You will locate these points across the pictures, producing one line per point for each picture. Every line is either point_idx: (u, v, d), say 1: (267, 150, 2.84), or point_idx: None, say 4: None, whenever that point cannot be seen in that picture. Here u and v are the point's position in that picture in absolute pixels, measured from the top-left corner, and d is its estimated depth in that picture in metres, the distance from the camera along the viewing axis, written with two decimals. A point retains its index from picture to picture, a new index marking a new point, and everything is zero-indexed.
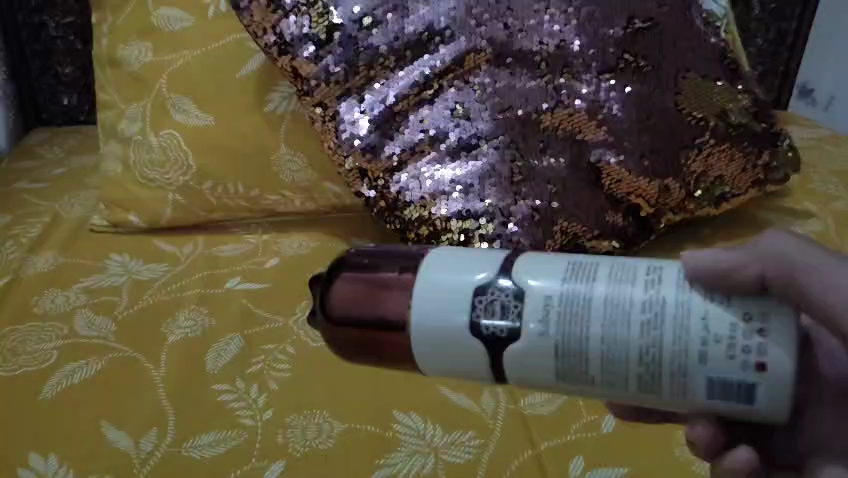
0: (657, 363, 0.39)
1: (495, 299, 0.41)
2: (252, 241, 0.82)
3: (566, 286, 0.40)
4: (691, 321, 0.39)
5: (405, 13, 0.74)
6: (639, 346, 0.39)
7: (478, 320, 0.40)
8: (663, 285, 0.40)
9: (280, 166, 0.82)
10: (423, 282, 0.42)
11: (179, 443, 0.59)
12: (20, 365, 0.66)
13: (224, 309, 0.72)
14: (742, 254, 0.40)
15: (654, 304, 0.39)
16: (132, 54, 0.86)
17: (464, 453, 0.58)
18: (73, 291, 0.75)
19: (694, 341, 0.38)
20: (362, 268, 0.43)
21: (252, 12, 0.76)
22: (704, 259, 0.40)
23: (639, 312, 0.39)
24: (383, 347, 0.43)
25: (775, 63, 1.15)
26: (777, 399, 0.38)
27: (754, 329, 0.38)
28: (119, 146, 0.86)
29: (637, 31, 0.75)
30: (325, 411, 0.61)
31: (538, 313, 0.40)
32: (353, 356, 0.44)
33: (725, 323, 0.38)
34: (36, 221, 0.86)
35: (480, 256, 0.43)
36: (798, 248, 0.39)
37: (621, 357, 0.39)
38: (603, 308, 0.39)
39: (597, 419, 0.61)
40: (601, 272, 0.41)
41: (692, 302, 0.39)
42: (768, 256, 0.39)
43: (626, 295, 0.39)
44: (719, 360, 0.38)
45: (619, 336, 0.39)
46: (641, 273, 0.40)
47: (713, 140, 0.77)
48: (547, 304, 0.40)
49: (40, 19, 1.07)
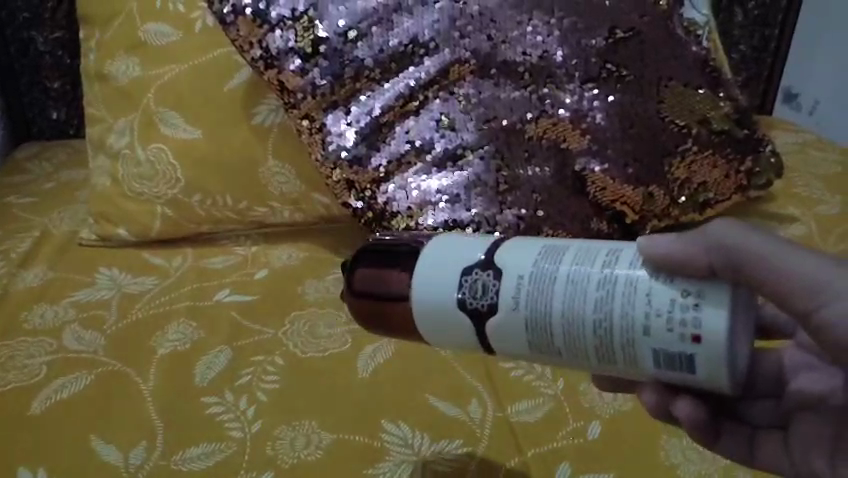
0: (611, 335, 0.43)
1: (477, 278, 0.46)
2: (241, 253, 0.83)
3: (536, 266, 0.45)
4: (638, 296, 0.43)
5: (390, 26, 0.75)
6: (594, 319, 0.43)
7: (465, 299, 0.45)
8: (618, 264, 0.44)
9: (268, 177, 0.82)
10: (422, 262, 0.47)
11: (169, 456, 0.60)
12: (10, 381, 0.66)
13: (213, 321, 0.72)
14: (693, 244, 0.43)
15: (608, 281, 0.43)
16: (120, 68, 0.87)
17: (452, 461, 0.59)
18: (62, 306, 0.75)
19: (639, 316, 0.42)
20: (377, 251, 0.49)
21: (238, 26, 0.76)
22: (655, 246, 0.43)
23: (594, 288, 0.43)
24: (390, 318, 0.49)
25: (759, 68, 1.16)
26: (715, 367, 0.42)
27: (691, 303, 0.42)
28: (107, 161, 0.87)
29: (618, 41, 0.76)
30: (315, 422, 0.62)
31: (511, 291, 0.45)
32: (370, 326, 0.50)
33: (666, 299, 0.42)
34: (26, 235, 0.86)
35: (472, 241, 0.48)
36: (745, 237, 0.42)
37: (579, 331, 0.44)
38: (564, 284, 0.44)
39: (584, 425, 0.61)
40: (567, 253, 0.45)
41: (640, 281, 0.43)
42: (716, 246, 0.42)
43: (585, 273, 0.44)
44: (661, 333, 0.42)
45: (577, 310, 0.43)
46: (601, 254, 0.44)
47: (696, 147, 0.78)
48: (519, 282, 0.45)
49: (28, 34, 1.07)
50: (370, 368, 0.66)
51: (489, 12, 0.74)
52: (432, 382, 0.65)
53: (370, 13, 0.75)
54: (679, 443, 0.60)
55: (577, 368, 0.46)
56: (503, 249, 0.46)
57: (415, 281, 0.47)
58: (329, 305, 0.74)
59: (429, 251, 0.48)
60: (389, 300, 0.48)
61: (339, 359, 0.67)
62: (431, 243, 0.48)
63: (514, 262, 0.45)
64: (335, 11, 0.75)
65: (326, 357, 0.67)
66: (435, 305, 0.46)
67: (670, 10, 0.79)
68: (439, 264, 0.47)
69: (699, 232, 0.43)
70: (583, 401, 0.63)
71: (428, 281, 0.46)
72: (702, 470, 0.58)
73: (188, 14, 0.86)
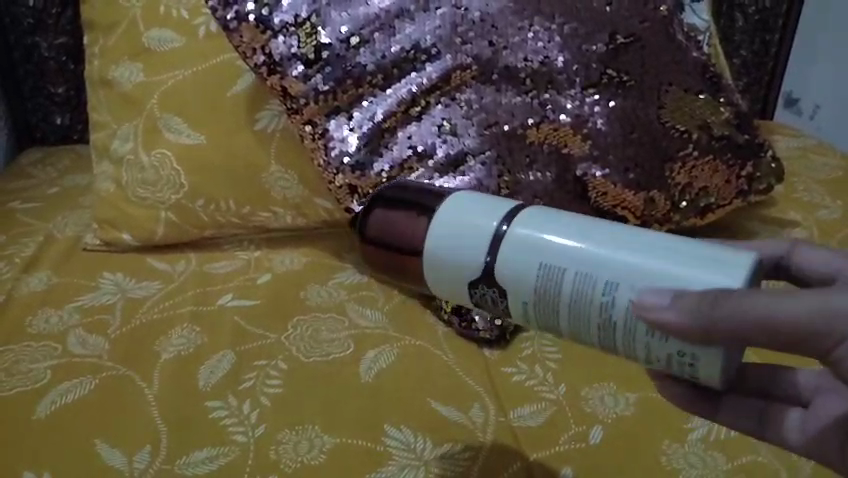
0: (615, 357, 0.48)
1: (485, 293, 0.50)
2: (244, 258, 0.83)
3: (537, 298, 0.48)
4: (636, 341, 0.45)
5: (392, 32, 0.75)
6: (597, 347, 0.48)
7: (478, 303, 0.51)
8: (614, 306, 0.45)
9: (271, 182, 0.82)
10: (428, 252, 0.51)
11: (172, 460, 0.60)
12: (14, 385, 0.67)
13: (216, 326, 0.72)
14: (687, 317, 0.40)
15: (606, 322, 0.46)
16: (124, 74, 0.88)
17: (454, 466, 0.59)
18: (66, 311, 0.75)
19: (639, 352, 0.46)
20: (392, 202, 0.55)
21: (241, 32, 0.77)
22: (652, 316, 0.42)
23: (595, 329, 0.46)
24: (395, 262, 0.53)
25: (760, 73, 1.17)
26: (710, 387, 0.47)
27: (687, 357, 0.44)
28: (111, 166, 0.87)
29: (618, 47, 0.76)
30: (318, 426, 0.62)
31: (521, 316, 0.49)
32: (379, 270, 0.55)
33: (664, 347, 0.45)
34: (29, 240, 0.87)
35: (478, 227, 0.50)
36: (742, 306, 0.38)
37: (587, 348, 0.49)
38: (565, 319, 0.47)
39: (586, 429, 0.62)
40: (565, 285, 0.47)
41: (636, 326, 0.45)
42: (711, 324, 0.39)
43: (584, 316, 0.46)
44: (660, 367, 0.46)
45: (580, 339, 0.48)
46: (599, 292, 0.46)
47: (696, 153, 0.79)
48: (526, 310, 0.49)
49: (32, 40, 1.08)
50: (373, 372, 0.67)
51: (490, 18, 0.75)
52: (435, 386, 0.65)
53: (373, 19, 0.75)
54: (680, 449, 0.60)
55: None
56: (505, 268, 0.48)
57: (427, 274, 0.52)
58: (332, 310, 0.75)
59: (436, 232, 0.51)
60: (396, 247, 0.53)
61: (342, 363, 0.68)
62: (437, 221, 0.51)
63: (517, 289, 0.48)
64: (338, 17, 0.75)
65: (328, 361, 0.68)
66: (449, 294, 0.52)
67: (671, 16, 0.79)
68: (445, 257, 0.50)
69: (692, 304, 0.40)
70: (584, 405, 0.64)
71: (438, 272, 0.51)
72: (703, 474, 0.58)
73: (192, 21, 0.87)
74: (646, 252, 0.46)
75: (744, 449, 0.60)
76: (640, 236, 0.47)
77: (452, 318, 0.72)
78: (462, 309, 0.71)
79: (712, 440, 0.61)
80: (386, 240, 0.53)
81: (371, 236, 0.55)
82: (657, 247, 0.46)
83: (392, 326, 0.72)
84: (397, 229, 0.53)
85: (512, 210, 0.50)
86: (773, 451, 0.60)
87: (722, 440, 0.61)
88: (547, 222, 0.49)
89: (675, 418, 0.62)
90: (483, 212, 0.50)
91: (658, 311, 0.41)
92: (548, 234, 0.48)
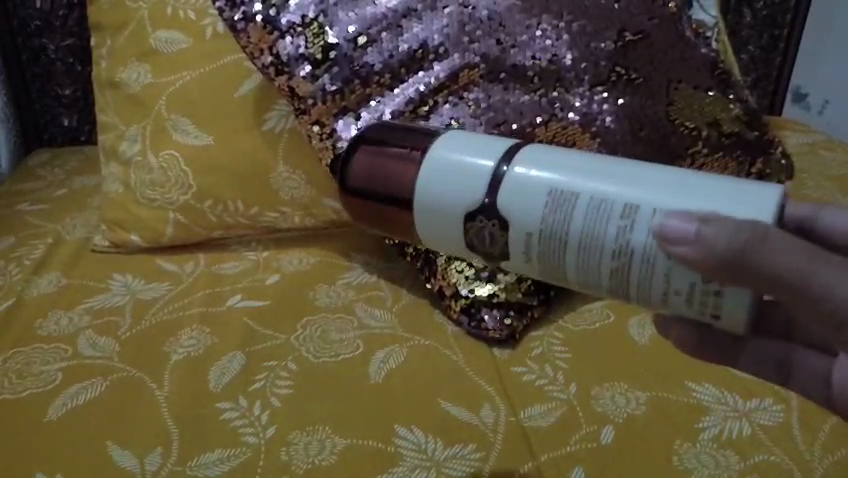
0: (627, 296, 0.47)
1: (484, 227, 0.49)
2: (252, 258, 0.83)
3: (545, 225, 0.47)
4: (656, 272, 0.44)
5: (399, 32, 0.75)
6: (607, 281, 0.46)
7: (474, 244, 0.50)
8: (633, 229, 0.44)
9: (278, 183, 0.83)
10: (423, 182, 0.50)
11: (184, 461, 0.60)
12: (25, 388, 0.67)
13: (226, 327, 0.73)
14: (714, 251, 0.38)
15: (622, 253, 0.45)
16: (131, 76, 0.88)
17: (464, 466, 0.59)
18: (76, 312, 0.76)
19: (656, 291, 0.45)
20: (377, 146, 0.52)
21: (248, 33, 0.77)
22: (673, 246, 0.39)
23: (608, 260, 0.45)
24: (387, 216, 0.51)
25: (768, 69, 1.16)
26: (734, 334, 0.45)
27: (711, 289, 0.43)
28: (119, 168, 0.87)
29: (627, 44, 0.76)
30: (328, 428, 0.62)
31: (522, 252, 0.48)
32: (365, 223, 0.53)
33: (685, 279, 0.44)
34: (39, 242, 0.87)
35: (486, 155, 0.49)
36: (770, 251, 0.37)
37: (597, 290, 0.48)
38: (577, 240, 0.46)
39: (597, 429, 0.61)
40: (578, 210, 0.46)
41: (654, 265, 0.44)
42: (733, 260, 0.37)
43: (593, 260, 0.46)
44: (681, 305, 0.45)
45: (589, 276, 0.47)
46: (616, 217, 0.45)
47: (706, 150, 0.78)
48: (528, 247, 0.48)
49: (40, 43, 1.08)
50: (382, 372, 0.67)
51: (498, 17, 0.74)
52: (445, 387, 0.65)
53: (380, 19, 0.75)
54: (692, 449, 0.60)
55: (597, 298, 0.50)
56: (509, 200, 0.48)
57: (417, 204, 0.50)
58: (341, 311, 0.74)
59: (436, 161, 0.50)
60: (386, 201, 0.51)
61: (350, 364, 0.68)
62: (436, 154, 0.50)
63: (521, 220, 0.48)
64: (345, 17, 0.75)
65: (337, 362, 0.68)
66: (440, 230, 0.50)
67: (679, 12, 0.79)
68: (443, 182, 0.49)
69: (715, 239, 0.37)
70: (595, 405, 0.63)
71: (433, 199, 0.49)
72: (715, 474, 0.58)
73: (199, 22, 0.87)
74: (658, 178, 0.46)
75: (756, 448, 0.60)
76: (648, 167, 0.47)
77: (460, 318, 0.72)
78: (471, 309, 0.71)
79: (723, 439, 0.60)
80: (375, 190, 0.51)
81: (354, 183, 0.52)
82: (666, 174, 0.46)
83: (401, 325, 0.73)
84: (386, 177, 0.51)
85: (511, 148, 0.50)
86: (785, 451, 0.59)
87: (735, 440, 0.60)
88: (552, 157, 0.48)
89: (686, 418, 0.62)
90: (486, 146, 0.50)
91: (681, 245, 0.39)
92: (555, 163, 0.48)
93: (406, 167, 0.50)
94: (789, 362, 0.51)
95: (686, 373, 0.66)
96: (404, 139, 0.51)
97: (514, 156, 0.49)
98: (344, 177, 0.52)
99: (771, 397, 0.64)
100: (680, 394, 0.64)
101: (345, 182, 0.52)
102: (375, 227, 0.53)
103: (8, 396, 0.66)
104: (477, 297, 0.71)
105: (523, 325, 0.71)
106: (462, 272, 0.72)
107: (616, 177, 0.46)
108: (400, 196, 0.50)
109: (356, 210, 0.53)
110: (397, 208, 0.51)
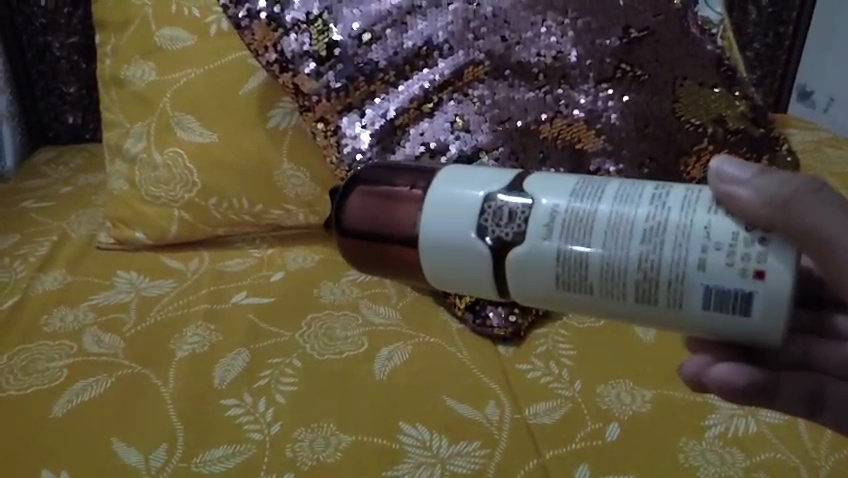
0: (659, 264, 0.44)
1: (504, 206, 0.48)
2: (256, 256, 0.83)
3: (574, 196, 0.47)
4: (694, 229, 0.44)
5: (404, 29, 0.75)
6: (639, 244, 0.44)
7: (485, 223, 0.48)
8: (669, 194, 0.45)
9: (283, 180, 0.83)
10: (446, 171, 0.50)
11: (189, 458, 0.60)
12: (30, 385, 0.67)
13: (231, 323, 0.73)
14: (759, 195, 0.42)
15: (658, 212, 0.45)
16: (135, 74, 0.88)
17: (469, 463, 0.59)
18: (81, 309, 0.76)
19: (694, 250, 0.43)
20: (375, 186, 0.52)
21: (253, 30, 0.77)
22: (724, 186, 0.43)
23: (643, 218, 0.45)
24: (386, 256, 0.51)
25: (773, 66, 1.16)
26: (772, 309, 0.42)
27: (756, 237, 0.43)
28: (124, 165, 0.87)
29: (633, 41, 0.75)
30: (334, 424, 0.62)
31: (544, 219, 0.46)
32: (365, 265, 0.53)
33: (726, 233, 0.43)
34: (44, 240, 0.87)
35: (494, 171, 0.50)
36: (813, 203, 0.41)
37: (622, 265, 0.45)
38: (611, 203, 0.46)
39: (603, 426, 0.61)
40: (610, 184, 0.47)
41: (694, 221, 0.44)
42: (781, 205, 0.41)
43: (627, 219, 0.45)
44: (719, 265, 0.43)
45: (620, 240, 0.45)
46: (650, 187, 0.46)
47: (712, 147, 0.77)
48: (555, 210, 0.46)
49: (44, 40, 1.08)
50: (387, 369, 0.67)
51: (503, 14, 0.74)
52: (450, 384, 0.65)
53: (384, 16, 0.75)
54: (698, 446, 0.59)
55: (610, 303, 0.46)
56: (537, 180, 0.48)
57: (436, 185, 0.49)
58: (345, 308, 0.74)
59: (443, 179, 0.50)
60: (385, 242, 0.51)
61: (355, 361, 0.68)
62: (440, 178, 0.50)
63: (550, 191, 0.47)
64: (350, 14, 0.75)
65: (342, 359, 0.68)
66: (450, 245, 0.48)
67: (684, 9, 0.79)
68: (450, 196, 0.49)
69: (769, 187, 0.42)
70: (600, 402, 0.63)
71: (439, 213, 0.48)
72: (721, 472, 0.58)
73: (203, 19, 0.87)
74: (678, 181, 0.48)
75: (762, 446, 0.59)
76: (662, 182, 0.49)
77: (465, 315, 0.72)
78: (476, 306, 0.71)
79: (729, 437, 0.60)
80: (373, 232, 0.51)
81: (352, 225, 0.52)
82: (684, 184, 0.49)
83: (405, 322, 0.73)
84: (384, 218, 0.50)
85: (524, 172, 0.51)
86: (791, 448, 0.59)
87: (740, 437, 0.60)
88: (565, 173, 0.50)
89: (691, 414, 0.62)
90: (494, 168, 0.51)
91: (734, 186, 0.43)
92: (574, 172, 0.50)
93: (403, 207, 0.50)
94: (819, 394, 0.49)
95: None
96: (402, 178, 0.51)
97: (518, 188, 0.48)
98: (341, 219, 0.52)
99: None
100: (685, 391, 0.64)
101: (343, 227, 0.52)
102: (373, 268, 0.53)
103: (14, 393, 0.66)
104: None
105: (528, 322, 0.71)
106: None
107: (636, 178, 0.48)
108: (399, 236, 0.50)
109: (355, 253, 0.52)
110: (398, 251, 0.50)
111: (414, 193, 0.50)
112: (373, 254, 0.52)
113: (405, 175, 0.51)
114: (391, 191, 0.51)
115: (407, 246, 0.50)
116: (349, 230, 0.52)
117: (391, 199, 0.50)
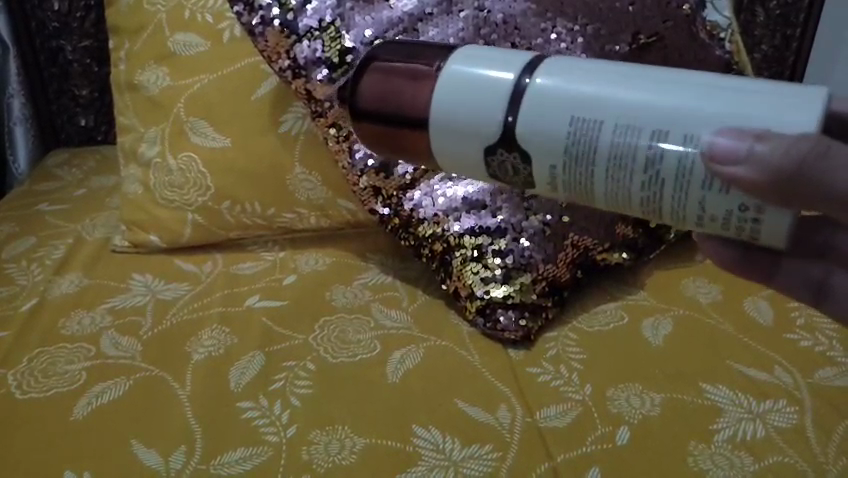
0: (659, 218, 0.49)
1: (504, 160, 0.51)
2: (268, 259, 0.85)
3: (568, 157, 0.49)
4: (689, 200, 0.47)
5: (415, 35, 0.76)
6: (639, 206, 0.49)
7: (494, 173, 0.53)
8: (663, 152, 0.46)
9: (296, 185, 0.84)
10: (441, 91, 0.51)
11: (207, 460, 0.60)
12: (51, 386, 0.68)
13: (246, 326, 0.74)
14: (760, 174, 0.40)
15: (652, 179, 0.47)
16: (150, 79, 0.89)
17: (483, 466, 0.59)
18: (98, 312, 0.77)
19: (691, 214, 0.48)
20: (390, 66, 0.54)
21: (266, 37, 0.78)
22: (722, 163, 0.42)
23: (638, 187, 0.48)
24: (396, 139, 0.54)
25: (781, 68, 1.16)
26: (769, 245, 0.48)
27: (752, 211, 0.45)
28: (138, 169, 0.89)
29: (641, 47, 0.76)
30: (348, 427, 0.63)
31: (546, 179, 0.51)
32: (373, 145, 0.55)
33: (723, 205, 0.46)
34: (60, 243, 0.88)
35: (504, 65, 0.51)
36: (830, 168, 0.38)
37: (624, 213, 0.51)
38: (605, 162, 0.48)
39: (612, 430, 0.62)
40: (604, 139, 0.48)
41: (689, 187, 0.46)
42: (786, 182, 0.39)
43: (625, 187, 0.48)
44: (716, 228, 0.48)
45: (620, 202, 0.49)
46: (646, 139, 0.47)
47: None
48: (553, 172, 0.50)
49: (58, 43, 1.09)
50: (400, 373, 0.68)
51: (513, 20, 0.75)
52: (462, 387, 0.66)
53: (396, 23, 0.76)
54: (707, 450, 0.60)
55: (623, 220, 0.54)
56: (533, 135, 0.49)
57: (434, 115, 0.51)
58: (358, 311, 0.76)
59: (442, 99, 0.51)
60: (398, 126, 0.53)
61: (368, 364, 0.69)
62: (450, 69, 0.52)
63: (544, 151, 0.50)
64: (362, 21, 0.76)
65: (355, 362, 0.69)
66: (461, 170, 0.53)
67: (694, 14, 0.78)
68: (449, 140, 0.52)
69: (768, 160, 0.39)
70: (610, 406, 0.64)
71: (448, 156, 0.53)
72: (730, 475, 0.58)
73: (217, 24, 0.88)
74: (681, 101, 0.46)
75: (770, 450, 0.60)
76: (663, 90, 0.47)
77: (476, 319, 0.73)
78: (486, 310, 0.73)
79: (738, 441, 0.61)
80: (386, 111, 0.53)
81: (365, 105, 0.54)
82: (688, 93, 0.46)
83: (417, 325, 0.74)
84: (398, 98, 0.53)
85: (531, 59, 0.51)
86: (799, 452, 0.60)
87: (749, 442, 0.61)
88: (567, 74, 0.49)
89: (700, 418, 0.63)
90: (500, 59, 0.52)
91: (734, 165, 0.41)
92: (571, 83, 0.49)
93: (418, 85, 0.52)
94: (824, 286, 0.55)
95: (700, 373, 0.67)
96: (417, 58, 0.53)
97: (536, 68, 0.51)
98: (356, 98, 0.54)
99: (784, 399, 0.64)
100: (693, 394, 0.65)
101: (356, 112, 0.54)
102: (381, 148, 0.55)
103: (34, 395, 0.67)
104: (492, 298, 0.72)
105: (537, 326, 0.73)
106: (478, 273, 0.73)
107: (636, 104, 0.47)
108: (411, 120, 0.52)
109: (367, 134, 0.55)
110: (408, 134, 0.53)
111: (430, 72, 0.53)
112: (385, 138, 0.54)
113: (423, 55, 0.54)
114: (406, 70, 0.53)
115: (416, 129, 0.52)
116: (363, 112, 0.54)
117: (407, 79, 0.53)
